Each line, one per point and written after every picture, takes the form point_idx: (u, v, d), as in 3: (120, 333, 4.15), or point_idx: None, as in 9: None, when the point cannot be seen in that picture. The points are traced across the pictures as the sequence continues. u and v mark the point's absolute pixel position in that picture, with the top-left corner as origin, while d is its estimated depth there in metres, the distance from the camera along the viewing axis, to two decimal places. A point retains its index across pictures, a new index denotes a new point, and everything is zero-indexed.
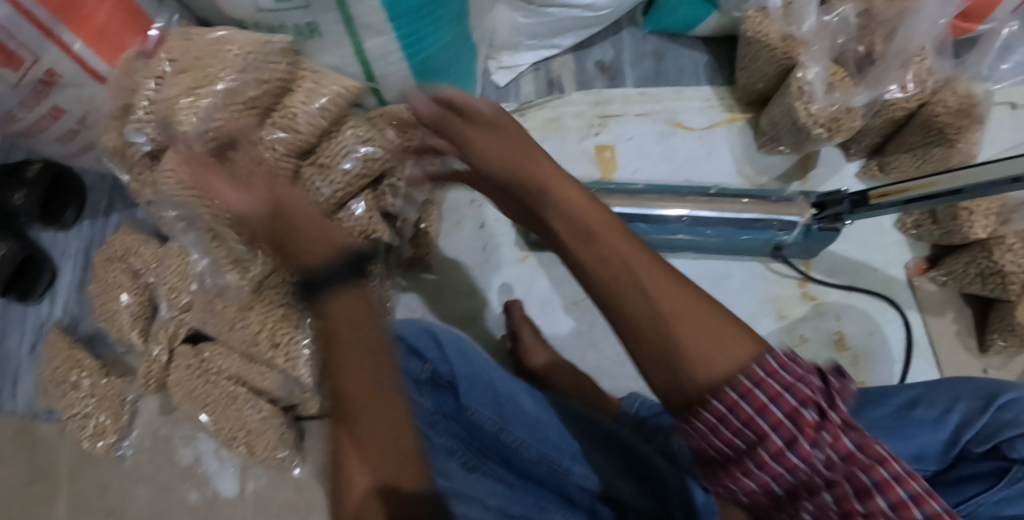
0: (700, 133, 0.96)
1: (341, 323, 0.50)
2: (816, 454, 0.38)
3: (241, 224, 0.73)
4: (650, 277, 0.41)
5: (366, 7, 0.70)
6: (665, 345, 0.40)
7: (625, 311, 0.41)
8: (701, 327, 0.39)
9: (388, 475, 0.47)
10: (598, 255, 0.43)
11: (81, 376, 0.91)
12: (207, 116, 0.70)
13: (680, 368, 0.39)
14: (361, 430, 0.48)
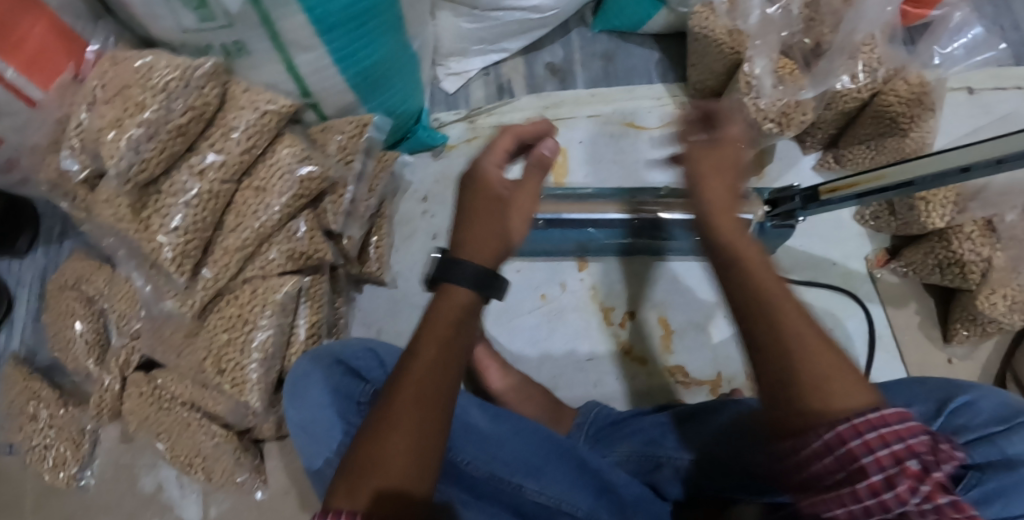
0: (653, 133, 0.94)
1: (429, 339, 0.50)
2: (910, 497, 0.41)
3: (182, 257, 0.70)
4: (796, 314, 0.46)
5: (292, 24, 0.68)
6: (792, 374, 0.45)
7: (763, 337, 0.47)
8: (832, 371, 0.45)
9: (399, 459, 0.46)
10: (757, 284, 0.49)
11: (39, 407, 0.89)
12: (136, 145, 0.66)
13: (796, 393, 0.45)
14: (395, 422, 0.47)
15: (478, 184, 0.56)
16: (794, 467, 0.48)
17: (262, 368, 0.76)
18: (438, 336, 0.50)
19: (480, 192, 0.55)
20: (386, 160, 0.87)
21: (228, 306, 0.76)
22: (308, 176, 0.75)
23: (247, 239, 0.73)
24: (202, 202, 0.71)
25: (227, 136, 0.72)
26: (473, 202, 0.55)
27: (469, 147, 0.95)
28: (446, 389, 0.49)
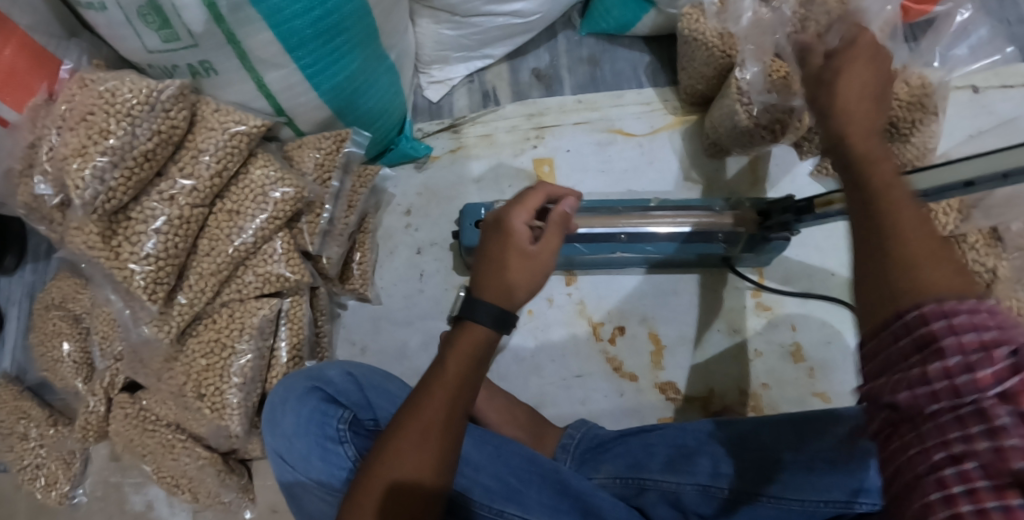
0: (641, 140, 0.91)
1: (441, 373, 0.54)
2: (992, 382, 0.34)
3: (154, 284, 0.68)
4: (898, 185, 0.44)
5: (257, 41, 0.66)
6: (886, 247, 0.41)
7: (864, 212, 0.44)
8: (927, 246, 0.41)
9: (412, 455, 0.51)
10: (871, 169, 0.46)
11: (29, 426, 0.90)
12: (102, 174, 0.65)
13: (883, 266, 0.41)
14: (405, 423, 0.52)
15: (507, 235, 0.60)
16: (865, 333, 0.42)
17: (242, 392, 0.74)
18: (449, 371, 0.54)
19: (508, 243, 0.60)
20: (365, 174, 0.85)
21: (206, 331, 0.74)
22: (283, 198, 0.73)
23: (221, 264, 0.72)
24: (173, 228, 0.69)
25: (197, 159, 0.70)
26: (498, 247, 0.60)
27: (452, 159, 0.93)
28: (452, 416, 0.53)
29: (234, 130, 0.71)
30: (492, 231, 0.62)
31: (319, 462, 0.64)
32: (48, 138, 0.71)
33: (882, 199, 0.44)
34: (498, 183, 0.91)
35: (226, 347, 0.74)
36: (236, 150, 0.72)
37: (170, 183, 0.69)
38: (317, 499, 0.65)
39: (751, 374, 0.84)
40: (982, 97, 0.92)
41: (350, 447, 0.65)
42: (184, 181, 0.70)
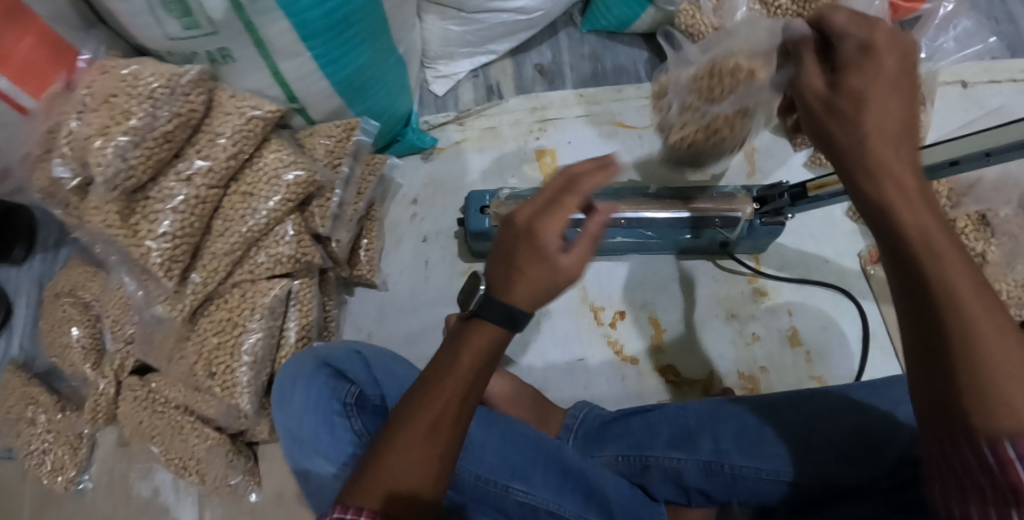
0: (642, 132, 0.94)
1: (451, 371, 0.49)
2: None
3: (170, 262, 0.70)
4: (951, 256, 0.39)
5: (274, 30, 0.69)
6: (961, 377, 0.38)
7: (929, 325, 0.40)
8: (1000, 335, 0.38)
9: (413, 460, 0.48)
10: (938, 265, 0.39)
11: (37, 412, 0.90)
12: (123, 153, 0.67)
13: (963, 398, 0.38)
14: (410, 422, 0.48)
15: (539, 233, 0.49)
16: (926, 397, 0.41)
17: (253, 370, 0.76)
18: (460, 366, 0.49)
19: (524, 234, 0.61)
20: (374, 163, 0.88)
21: (218, 311, 0.76)
22: (295, 180, 0.76)
23: (235, 243, 0.74)
24: (190, 207, 0.71)
25: (214, 142, 0.73)
26: None
27: (456, 150, 0.95)
28: (459, 414, 0.49)
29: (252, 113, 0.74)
30: None
31: (327, 437, 0.65)
32: (68, 123, 0.73)
33: (951, 315, 0.38)
34: (501, 174, 0.94)
35: (237, 325, 0.76)
36: (250, 132, 0.74)
37: (187, 163, 0.72)
38: (325, 474, 0.65)
39: (749, 359, 0.86)
40: (971, 92, 0.96)
41: (358, 423, 0.67)
42: (200, 162, 0.72)
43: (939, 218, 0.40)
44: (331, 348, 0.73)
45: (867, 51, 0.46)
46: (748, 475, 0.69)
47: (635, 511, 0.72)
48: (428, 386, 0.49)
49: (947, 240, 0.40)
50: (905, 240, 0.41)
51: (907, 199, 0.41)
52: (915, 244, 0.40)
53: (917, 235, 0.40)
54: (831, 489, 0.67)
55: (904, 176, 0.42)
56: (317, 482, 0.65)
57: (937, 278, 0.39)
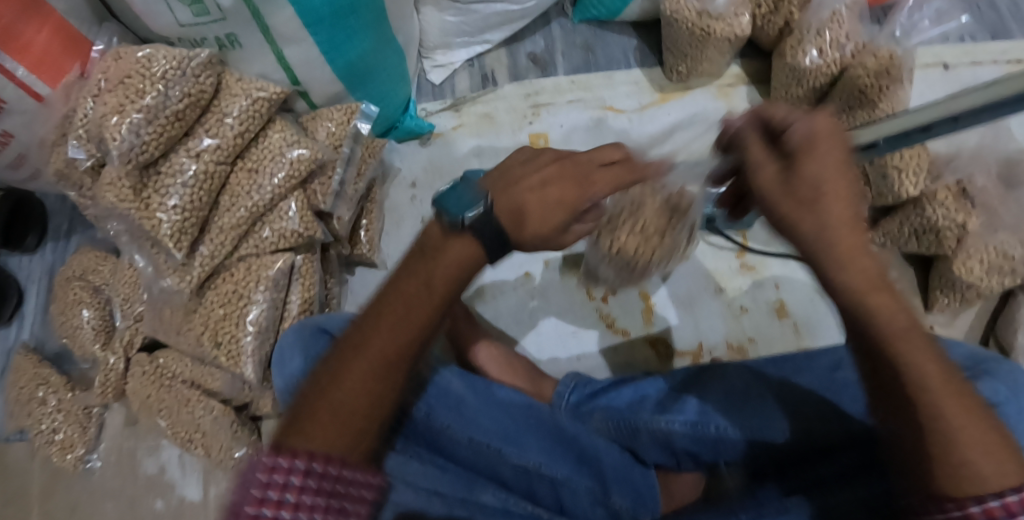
0: (631, 115, 0.99)
1: (425, 294, 0.53)
2: None
3: (179, 233, 0.74)
4: (908, 337, 0.48)
5: (279, 18, 0.71)
6: (932, 453, 0.46)
7: (902, 410, 0.48)
8: (964, 413, 0.46)
9: (353, 394, 0.50)
10: (909, 360, 0.47)
11: (48, 393, 0.92)
12: (136, 129, 0.71)
13: (933, 473, 0.46)
14: (360, 352, 0.51)
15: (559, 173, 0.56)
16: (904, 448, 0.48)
17: (256, 339, 0.80)
18: (423, 303, 0.53)
19: None
20: (374, 146, 0.91)
21: (225, 283, 0.80)
22: (299, 158, 0.79)
23: (241, 218, 0.78)
24: (199, 183, 0.75)
25: (221, 122, 0.76)
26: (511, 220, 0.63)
27: (452, 136, 0.99)
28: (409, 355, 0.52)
29: (258, 94, 0.78)
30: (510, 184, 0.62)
31: None
32: (84, 106, 0.76)
33: (921, 408, 0.47)
34: (497, 156, 0.98)
35: (242, 296, 0.80)
36: (256, 113, 0.78)
37: (195, 141, 0.76)
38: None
39: (738, 330, 0.89)
40: (952, 73, 1.01)
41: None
42: (208, 140, 0.76)
43: (905, 312, 0.49)
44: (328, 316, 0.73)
45: (812, 139, 0.51)
46: (733, 436, 0.70)
47: (624, 474, 0.74)
48: (387, 316, 0.52)
49: (913, 338, 0.48)
50: (877, 339, 0.48)
51: (874, 290, 0.48)
52: (890, 343, 0.48)
53: (888, 333, 0.48)
54: (815, 446, 0.69)
55: (868, 264, 0.49)
56: None
57: (908, 378, 0.47)
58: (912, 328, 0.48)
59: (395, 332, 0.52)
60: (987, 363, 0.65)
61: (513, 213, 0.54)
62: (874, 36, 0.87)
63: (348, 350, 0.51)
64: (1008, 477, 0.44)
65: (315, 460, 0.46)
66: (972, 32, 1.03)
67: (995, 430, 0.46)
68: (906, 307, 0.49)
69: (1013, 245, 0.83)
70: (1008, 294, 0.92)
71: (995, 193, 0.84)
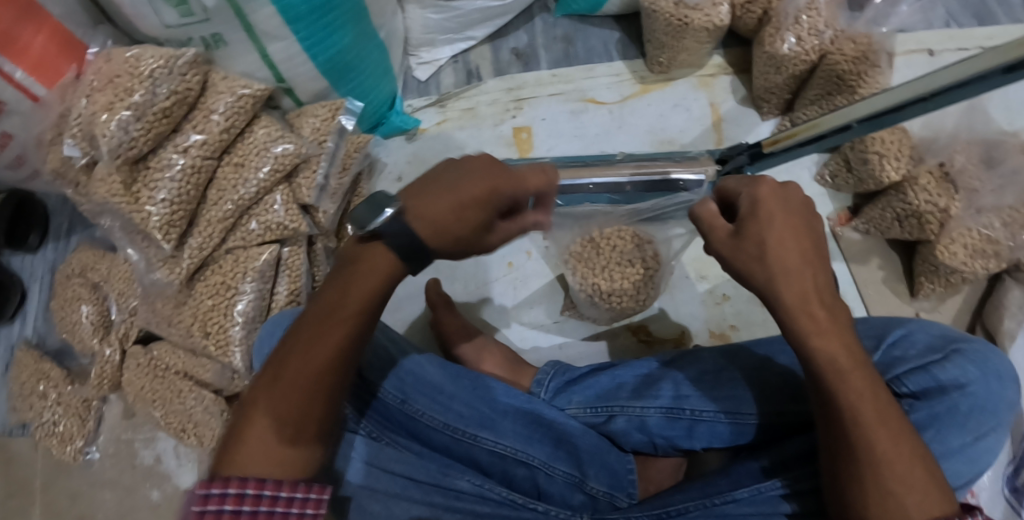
0: (612, 107, 1.02)
1: (349, 298, 0.55)
2: None
3: (168, 225, 0.77)
4: (851, 370, 0.52)
5: (259, 15, 0.73)
6: (866, 484, 0.51)
7: (841, 444, 0.52)
8: (894, 442, 0.51)
9: (296, 402, 0.55)
10: (849, 401, 0.52)
11: (48, 387, 0.95)
12: (126, 126, 0.73)
13: (866, 504, 0.50)
14: (294, 365, 0.55)
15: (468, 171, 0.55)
16: (834, 475, 0.53)
17: (244, 329, 0.83)
18: (351, 303, 0.55)
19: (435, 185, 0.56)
20: (358, 141, 0.92)
21: (213, 275, 0.83)
22: (283, 152, 0.82)
23: (227, 211, 0.80)
24: (186, 176, 0.78)
25: (208, 118, 0.79)
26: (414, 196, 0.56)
27: (439, 130, 1.02)
28: (343, 363, 0.56)
29: (244, 92, 0.80)
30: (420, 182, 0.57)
31: None
32: (78, 105, 0.77)
33: (859, 444, 0.51)
34: (481, 149, 1.01)
35: (230, 286, 0.83)
36: (242, 108, 0.80)
37: (184, 137, 0.78)
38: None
39: (720, 317, 0.93)
40: (937, 59, 1.01)
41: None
42: (196, 137, 0.78)
43: (846, 351, 0.53)
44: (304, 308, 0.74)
45: (758, 206, 0.54)
46: (708, 417, 0.72)
47: (601, 457, 0.75)
48: (319, 330, 0.55)
49: (857, 374, 0.52)
50: (822, 379, 0.53)
51: (821, 334, 0.53)
52: (833, 381, 0.52)
53: (829, 372, 0.52)
54: (787, 425, 0.69)
55: (818, 311, 0.53)
56: None
57: (850, 416, 0.52)
58: (857, 371, 0.52)
59: (324, 341, 0.55)
60: (960, 343, 0.65)
61: (432, 226, 0.54)
62: (853, 20, 0.88)
63: (287, 368, 0.55)
64: (930, 509, 0.49)
65: (248, 486, 0.51)
66: (957, 17, 1.03)
67: (921, 458, 0.51)
68: (847, 347, 0.53)
69: (994, 229, 0.82)
70: (995, 279, 0.92)
71: (975, 172, 0.84)
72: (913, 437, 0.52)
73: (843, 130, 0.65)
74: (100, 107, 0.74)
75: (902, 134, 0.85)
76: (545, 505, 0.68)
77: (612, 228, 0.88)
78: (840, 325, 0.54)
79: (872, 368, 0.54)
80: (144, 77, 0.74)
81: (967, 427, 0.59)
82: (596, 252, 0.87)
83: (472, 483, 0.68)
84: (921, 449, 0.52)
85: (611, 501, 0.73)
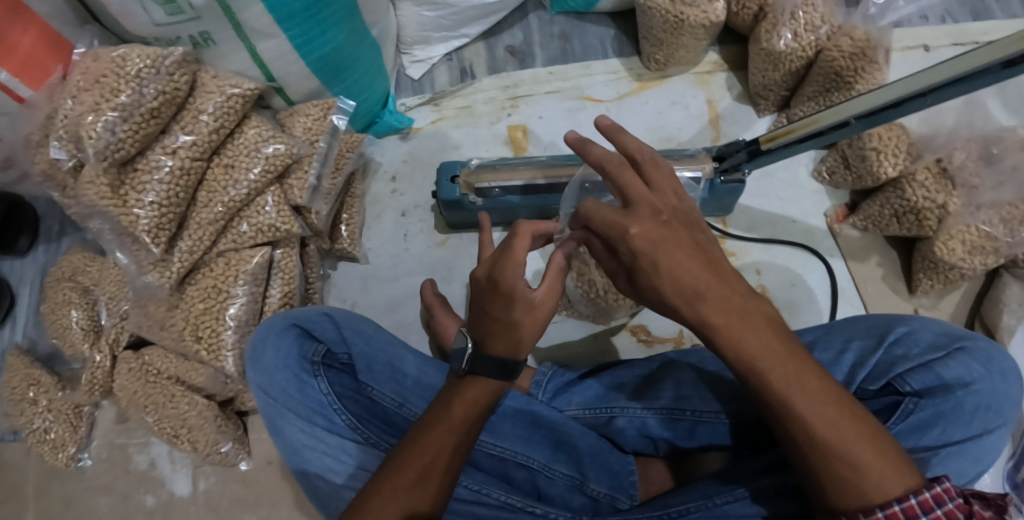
0: (609, 105, 1.01)
1: (459, 398, 0.61)
2: None
3: (157, 229, 0.76)
4: (770, 364, 0.51)
5: (249, 13, 0.71)
6: (820, 475, 0.51)
7: (787, 437, 0.52)
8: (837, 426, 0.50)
9: (409, 493, 0.56)
10: (780, 396, 0.51)
11: (39, 392, 0.93)
12: (112, 127, 0.72)
13: (826, 493, 0.51)
14: (409, 458, 0.58)
15: (513, 301, 0.59)
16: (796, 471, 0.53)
17: (237, 333, 0.82)
18: (456, 415, 0.60)
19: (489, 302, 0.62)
20: (351, 141, 0.91)
21: (204, 279, 0.82)
22: (275, 153, 0.81)
23: (218, 213, 0.79)
24: (175, 178, 0.76)
25: (197, 119, 0.77)
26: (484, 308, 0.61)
27: (433, 130, 1.01)
28: (456, 454, 0.59)
29: (234, 91, 0.78)
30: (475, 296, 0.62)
31: (296, 394, 0.69)
32: (64, 106, 0.75)
33: (800, 435, 0.51)
34: (476, 147, 1.00)
35: (222, 289, 0.82)
36: (232, 108, 0.79)
37: (172, 138, 0.77)
38: (296, 430, 0.67)
39: None
40: (933, 54, 1.00)
41: (323, 381, 0.69)
42: (185, 137, 0.77)
43: (760, 340, 0.51)
44: (301, 311, 0.74)
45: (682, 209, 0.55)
46: (710, 418, 0.71)
47: (601, 459, 0.74)
48: (435, 427, 0.60)
49: (777, 368, 0.51)
50: (748, 379, 0.52)
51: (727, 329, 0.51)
52: (758, 381, 0.51)
53: (751, 373, 0.51)
54: None
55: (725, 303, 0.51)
56: (293, 438, 0.67)
57: (782, 409, 0.51)
58: (791, 354, 0.51)
59: (442, 435, 0.59)
60: (963, 340, 0.64)
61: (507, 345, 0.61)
62: (849, 15, 0.87)
63: (407, 465, 0.58)
64: (887, 488, 0.49)
65: None
66: (953, 13, 1.02)
67: (873, 435, 0.50)
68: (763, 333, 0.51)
69: (994, 226, 0.81)
70: (993, 273, 0.91)
71: (974, 169, 0.84)
72: (855, 414, 0.51)
73: (840, 125, 0.64)
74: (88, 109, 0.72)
75: (900, 130, 0.85)
76: (544, 508, 0.66)
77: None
78: (751, 316, 0.51)
79: (800, 349, 0.52)
80: (134, 76, 0.72)
81: (970, 424, 0.59)
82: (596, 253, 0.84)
83: (468, 489, 0.67)
84: (871, 425, 0.51)
85: (612, 502, 0.72)
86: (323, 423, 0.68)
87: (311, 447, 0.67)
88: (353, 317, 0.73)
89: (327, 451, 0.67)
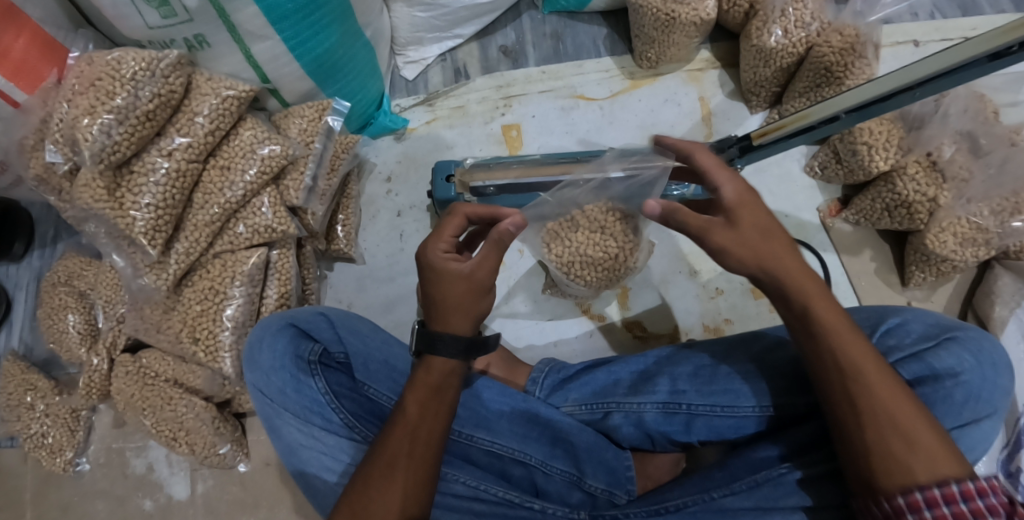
0: (601, 103, 1.01)
1: (414, 388, 0.61)
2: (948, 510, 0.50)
3: (154, 230, 0.76)
4: (844, 333, 0.57)
5: (243, 14, 0.71)
6: (869, 448, 0.54)
7: (846, 407, 0.56)
8: (893, 401, 0.54)
9: (377, 484, 0.58)
10: (846, 360, 0.56)
11: (35, 397, 0.93)
12: (108, 129, 0.72)
13: (871, 468, 0.53)
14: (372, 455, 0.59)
15: (440, 276, 0.61)
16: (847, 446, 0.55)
17: (234, 334, 0.82)
18: (411, 413, 0.60)
19: (442, 281, 0.61)
20: (346, 141, 0.92)
21: (201, 280, 0.82)
22: (270, 154, 0.81)
23: (214, 214, 0.79)
24: (172, 180, 0.76)
25: (192, 121, 0.77)
26: (444, 292, 0.61)
27: (427, 129, 1.02)
28: (422, 444, 0.59)
29: (228, 93, 0.79)
30: (426, 278, 0.62)
31: (293, 394, 0.69)
32: (58, 111, 0.75)
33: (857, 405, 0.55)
34: (471, 147, 1.00)
35: (218, 290, 0.82)
36: (226, 111, 0.79)
37: (167, 140, 0.77)
38: (293, 430, 0.68)
39: (714, 311, 0.93)
40: (923, 49, 1.01)
41: (321, 380, 0.70)
42: (179, 139, 0.77)
43: (841, 316, 0.58)
44: (297, 312, 0.74)
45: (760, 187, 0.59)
46: (705, 411, 0.71)
47: (598, 455, 0.74)
48: (393, 423, 0.60)
49: (855, 346, 0.56)
50: (815, 347, 0.58)
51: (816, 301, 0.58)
52: (818, 347, 0.57)
53: (814, 334, 0.58)
54: (784, 418, 0.69)
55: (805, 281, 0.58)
56: (291, 437, 0.68)
57: (850, 375, 0.56)
58: (853, 331, 0.57)
59: (400, 428, 0.60)
60: (953, 331, 0.65)
61: (466, 315, 0.61)
62: (839, 12, 0.88)
63: (381, 464, 0.58)
64: (937, 469, 0.52)
65: None
66: (942, 8, 1.03)
67: (927, 420, 0.54)
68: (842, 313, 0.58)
69: (983, 217, 0.82)
70: (983, 266, 0.93)
71: (964, 162, 0.84)
72: (914, 398, 0.55)
73: (831, 118, 0.64)
74: (82, 112, 0.72)
75: (891, 125, 0.85)
76: (542, 504, 0.67)
77: (593, 205, 0.81)
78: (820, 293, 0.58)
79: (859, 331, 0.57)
80: (129, 77, 0.72)
81: (961, 414, 0.60)
82: (574, 229, 0.82)
83: (466, 487, 0.67)
84: (926, 411, 0.54)
85: (610, 498, 0.72)
86: (321, 423, 0.69)
87: (309, 446, 0.68)
88: (348, 316, 0.73)
89: (325, 450, 0.68)
